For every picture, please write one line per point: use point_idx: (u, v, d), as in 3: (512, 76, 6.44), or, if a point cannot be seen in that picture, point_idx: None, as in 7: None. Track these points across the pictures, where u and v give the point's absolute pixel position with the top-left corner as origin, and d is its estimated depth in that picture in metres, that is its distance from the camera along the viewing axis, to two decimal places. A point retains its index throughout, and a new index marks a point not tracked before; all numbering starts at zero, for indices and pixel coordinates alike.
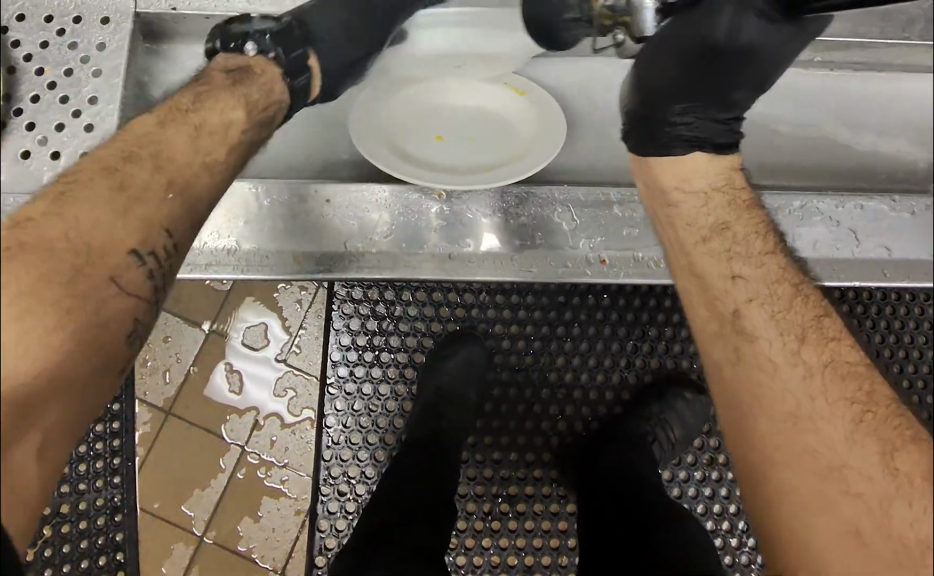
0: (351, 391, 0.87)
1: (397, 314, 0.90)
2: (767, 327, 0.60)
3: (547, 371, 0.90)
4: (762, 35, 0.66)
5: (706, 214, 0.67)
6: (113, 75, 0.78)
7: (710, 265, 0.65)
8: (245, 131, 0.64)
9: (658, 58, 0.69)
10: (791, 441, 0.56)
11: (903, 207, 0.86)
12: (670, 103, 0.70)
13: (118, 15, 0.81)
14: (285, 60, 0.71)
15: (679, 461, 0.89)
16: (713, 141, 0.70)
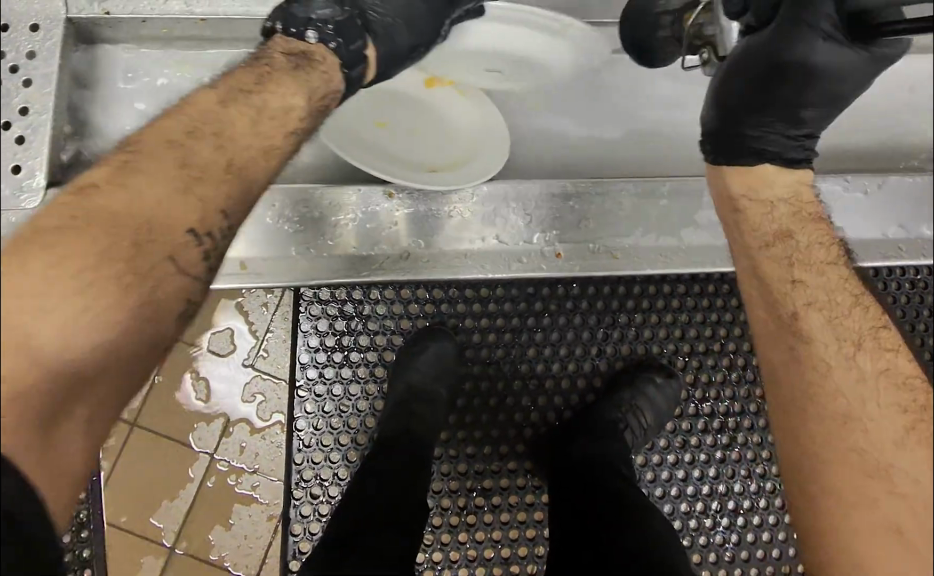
0: (321, 393, 0.84)
1: (366, 313, 0.86)
2: (824, 331, 0.57)
3: (519, 363, 0.88)
4: (839, 57, 0.57)
5: (770, 221, 0.62)
6: (45, 83, 0.72)
7: (773, 269, 0.60)
8: (305, 120, 0.58)
9: (724, 75, 0.61)
10: (833, 447, 0.54)
11: (857, 187, 0.84)
12: (743, 114, 0.62)
13: (49, 21, 0.73)
14: (346, 51, 0.62)
15: (652, 445, 0.89)
16: (780, 155, 0.62)
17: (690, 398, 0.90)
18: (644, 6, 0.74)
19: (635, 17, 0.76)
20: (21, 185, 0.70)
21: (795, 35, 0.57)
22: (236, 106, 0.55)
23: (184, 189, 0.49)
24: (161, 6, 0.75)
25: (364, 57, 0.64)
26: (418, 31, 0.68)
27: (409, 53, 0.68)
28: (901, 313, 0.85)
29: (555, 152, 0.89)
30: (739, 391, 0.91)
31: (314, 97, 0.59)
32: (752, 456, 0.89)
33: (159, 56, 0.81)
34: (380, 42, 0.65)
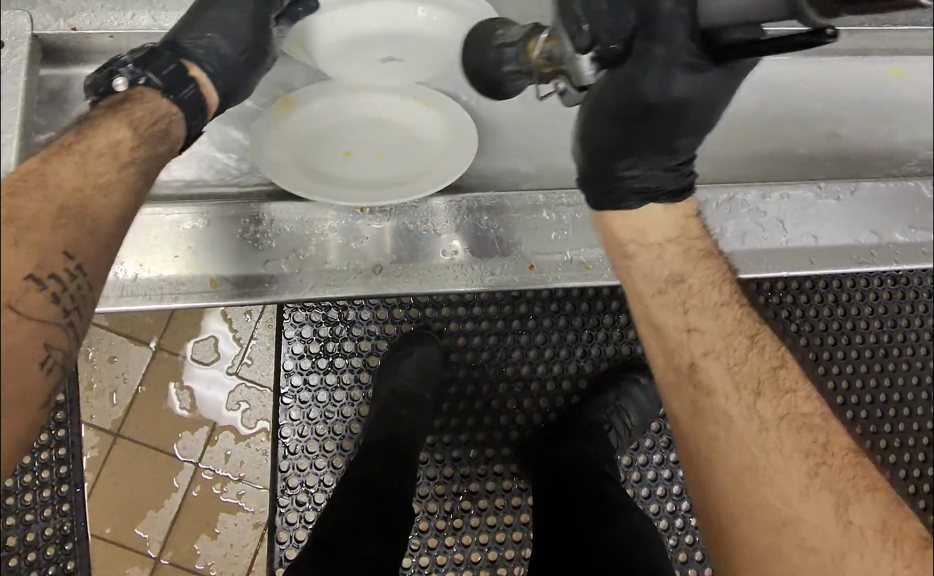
0: (306, 399, 0.84)
1: (351, 319, 0.86)
2: (723, 380, 0.55)
3: (504, 366, 0.88)
4: (694, 91, 0.52)
5: (662, 266, 0.60)
6: (11, 101, 0.69)
7: (667, 317, 0.58)
8: (141, 149, 0.54)
9: (586, 115, 0.57)
10: (747, 495, 0.52)
11: (829, 194, 0.84)
12: (615, 158, 0.59)
13: (13, 37, 0.70)
14: (160, 79, 0.59)
15: (637, 446, 0.89)
16: (661, 191, 0.60)
17: None
18: (488, 39, 0.63)
19: (475, 53, 0.64)
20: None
21: (648, 71, 0.52)
22: (58, 156, 0.49)
23: (13, 241, 0.43)
24: (131, 21, 0.72)
25: (191, 78, 0.61)
26: (243, 43, 0.66)
27: (244, 71, 0.67)
28: (882, 309, 0.86)
29: (542, 158, 0.87)
30: None
31: (140, 127, 0.55)
32: None
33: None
34: (204, 65, 0.63)
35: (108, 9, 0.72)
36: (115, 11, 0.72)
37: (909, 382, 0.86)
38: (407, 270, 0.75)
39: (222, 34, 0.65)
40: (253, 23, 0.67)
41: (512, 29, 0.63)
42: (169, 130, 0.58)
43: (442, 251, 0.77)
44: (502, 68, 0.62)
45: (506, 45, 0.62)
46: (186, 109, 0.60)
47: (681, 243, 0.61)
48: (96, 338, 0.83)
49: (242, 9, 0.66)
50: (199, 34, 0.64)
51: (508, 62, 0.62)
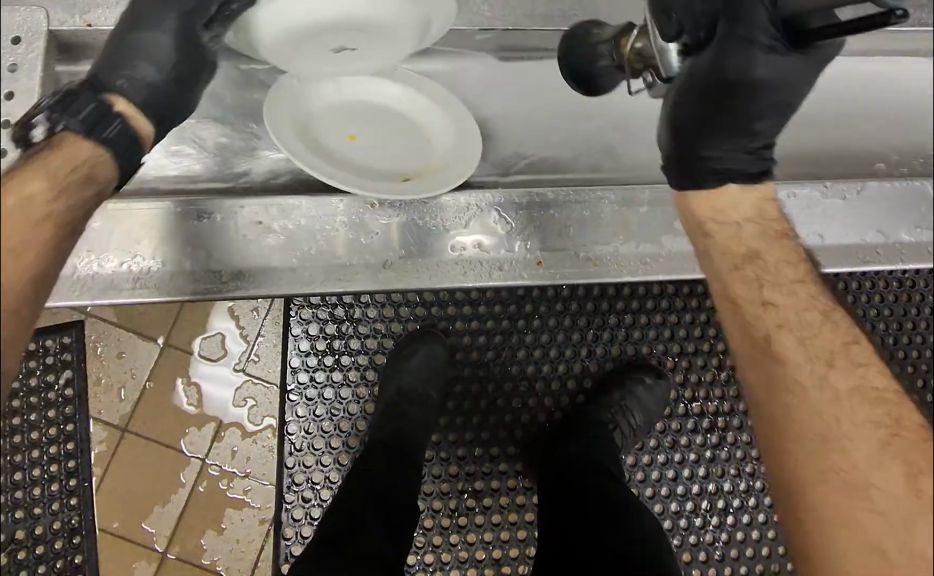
0: (313, 397, 0.84)
1: (357, 316, 0.87)
2: (797, 351, 0.55)
3: (509, 365, 0.88)
4: (778, 70, 0.55)
5: (740, 244, 0.60)
6: (28, 97, 0.66)
7: (743, 290, 0.59)
8: (57, 200, 0.49)
9: (674, 96, 0.58)
10: (818, 462, 0.51)
11: (834, 193, 0.84)
12: (699, 141, 0.59)
13: (30, 33, 0.68)
14: (80, 118, 0.55)
15: (642, 446, 0.89)
16: (742, 173, 0.61)
17: (679, 398, 0.91)
18: (582, 40, 0.68)
19: (571, 51, 0.69)
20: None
21: (737, 51, 0.55)
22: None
23: None
24: None
25: (115, 113, 0.57)
26: (174, 68, 0.61)
27: (176, 94, 0.62)
28: (886, 311, 0.88)
29: (560, 149, 0.83)
30: (729, 391, 0.92)
31: (56, 175, 0.50)
32: (741, 454, 0.90)
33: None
34: (134, 97, 0.59)
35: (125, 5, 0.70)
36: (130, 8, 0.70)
37: (915, 384, 0.87)
38: (414, 264, 0.75)
39: (148, 61, 0.60)
40: (180, 43, 0.62)
41: (607, 29, 0.67)
42: (87, 175, 0.53)
43: (449, 247, 0.77)
44: (597, 64, 0.67)
45: (601, 43, 0.67)
46: (117, 150, 0.56)
47: (759, 223, 0.61)
48: (105, 333, 0.84)
49: (165, 30, 0.61)
50: (126, 62, 0.60)
51: (601, 57, 0.66)
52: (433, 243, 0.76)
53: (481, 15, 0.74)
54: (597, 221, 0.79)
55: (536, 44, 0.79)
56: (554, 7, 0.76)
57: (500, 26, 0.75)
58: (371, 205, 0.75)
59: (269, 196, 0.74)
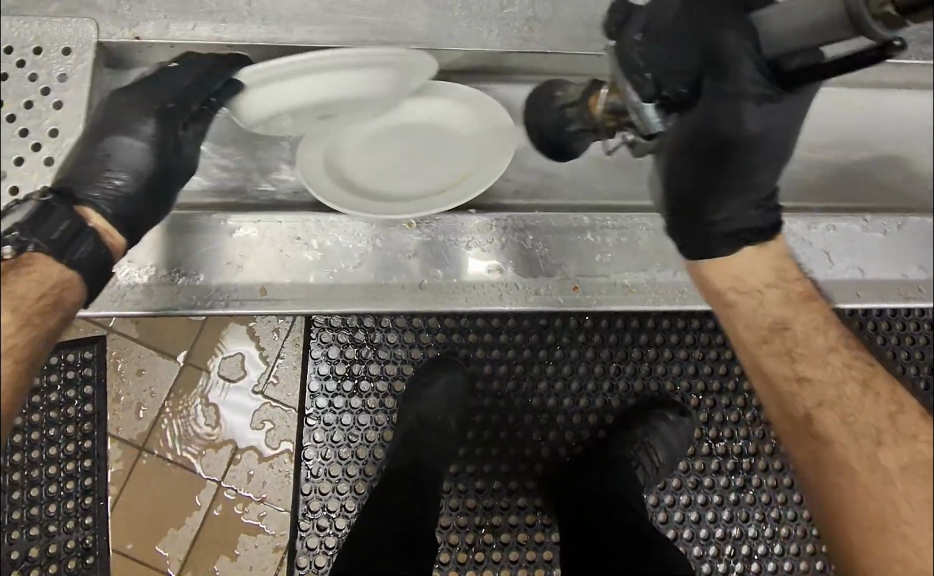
0: (330, 422, 0.83)
1: (377, 341, 0.85)
2: (840, 431, 0.52)
3: (530, 397, 0.87)
4: (767, 121, 0.52)
5: (763, 313, 0.58)
6: (76, 107, 0.66)
7: (772, 366, 0.57)
8: (15, 336, 0.50)
9: (670, 161, 0.55)
10: (879, 550, 0.48)
11: (874, 227, 0.83)
12: (706, 201, 0.57)
13: (79, 43, 0.67)
14: (48, 240, 0.54)
15: (664, 486, 0.87)
16: (753, 230, 0.59)
17: (703, 436, 0.89)
18: (545, 102, 0.66)
19: (535, 115, 0.67)
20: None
21: (724, 108, 0.51)
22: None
23: None
24: (190, 32, 0.68)
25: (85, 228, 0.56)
26: (148, 173, 0.62)
27: (151, 201, 0.62)
28: (917, 354, 0.86)
29: (592, 173, 0.79)
30: (754, 431, 0.89)
31: (20, 305, 0.50)
32: (767, 499, 0.88)
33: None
34: (103, 204, 0.59)
35: (170, 18, 0.69)
36: (176, 21, 0.69)
37: None
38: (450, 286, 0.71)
39: (119, 167, 0.61)
40: (154, 148, 0.62)
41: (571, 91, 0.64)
42: (53, 301, 0.53)
43: (486, 269, 0.73)
44: (566, 130, 0.64)
45: (567, 107, 0.63)
46: (85, 270, 0.56)
47: (781, 288, 0.59)
48: (126, 350, 0.83)
49: (140, 135, 0.61)
50: (98, 169, 0.60)
51: (570, 121, 0.63)
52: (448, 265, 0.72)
53: (519, 36, 0.72)
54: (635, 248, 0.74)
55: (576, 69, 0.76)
56: (597, 31, 0.73)
57: (537, 49, 0.72)
58: (409, 225, 0.72)
59: (300, 212, 0.71)
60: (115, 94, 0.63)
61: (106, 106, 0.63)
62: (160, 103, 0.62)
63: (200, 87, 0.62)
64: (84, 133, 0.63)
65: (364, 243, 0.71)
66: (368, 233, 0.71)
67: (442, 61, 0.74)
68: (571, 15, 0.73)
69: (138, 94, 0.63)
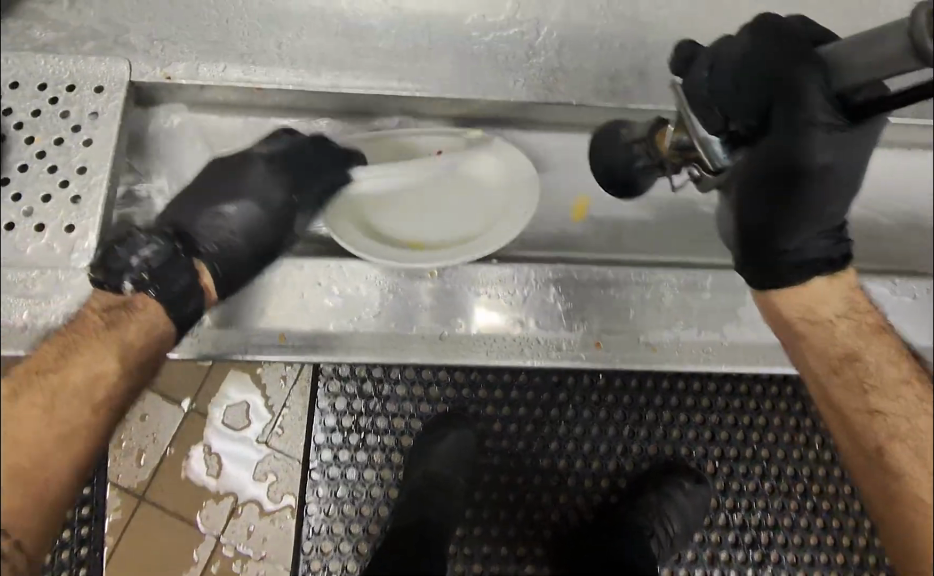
0: (336, 476, 0.80)
1: (385, 393, 0.83)
2: (915, 468, 0.51)
3: (540, 457, 0.83)
4: (839, 150, 0.49)
5: (837, 346, 0.56)
6: (106, 144, 0.66)
7: (844, 396, 0.55)
8: (116, 384, 0.56)
9: (741, 189, 0.52)
10: None
11: (905, 290, 0.80)
12: (780, 230, 0.52)
13: (113, 82, 0.68)
14: (167, 295, 0.58)
15: (679, 558, 0.83)
16: (823, 262, 0.54)
17: (721, 507, 0.83)
18: (612, 139, 0.64)
19: (604, 150, 0.65)
20: (73, 246, 0.63)
21: (798, 138, 0.49)
22: (27, 394, 0.52)
23: None
24: (221, 73, 0.69)
25: (199, 287, 0.61)
26: (260, 241, 0.65)
27: (254, 266, 0.65)
28: None
29: (612, 227, 0.78)
30: (773, 503, 0.83)
31: (125, 354, 0.56)
32: None
33: (242, 122, 0.74)
34: (215, 262, 0.62)
35: (202, 59, 0.70)
36: (208, 62, 0.69)
37: None
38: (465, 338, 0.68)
39: (238, 228, 0.64)
40: (272, 218, 0.65)
41: (636, 126, 0.63)
42: (155, 353, 0.58)
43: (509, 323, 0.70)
44: (632, 165, 0.62)
45: (633, 143, 0.62)
46: (182, 325, 0.60)
47: (854, 320, 0.56)
48: None
49: (265, 202, 0.65)
50: (218, 225, 0.63)
51: (637, 158, 0.61)
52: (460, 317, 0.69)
53: (546, 86, 0.73)
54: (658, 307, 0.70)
55: (600, 121, 0.76)
56: (621, 83, 0.74)
57: (563, 99, 0.73)
58: (430, 273, 0.70)
59: (319, 258, 0.69)
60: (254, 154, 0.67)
61: (242, 164, 0.66)
62: (293, 176, 0.66)
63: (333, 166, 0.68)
64: (208, 180, 0.65)
65: (371, 289, 0.69)
66: (379, 280, 0.69)
67: (468, 110, 0.74)
68: (595, 67, 0.74)
69: (277, 163, 0.66)
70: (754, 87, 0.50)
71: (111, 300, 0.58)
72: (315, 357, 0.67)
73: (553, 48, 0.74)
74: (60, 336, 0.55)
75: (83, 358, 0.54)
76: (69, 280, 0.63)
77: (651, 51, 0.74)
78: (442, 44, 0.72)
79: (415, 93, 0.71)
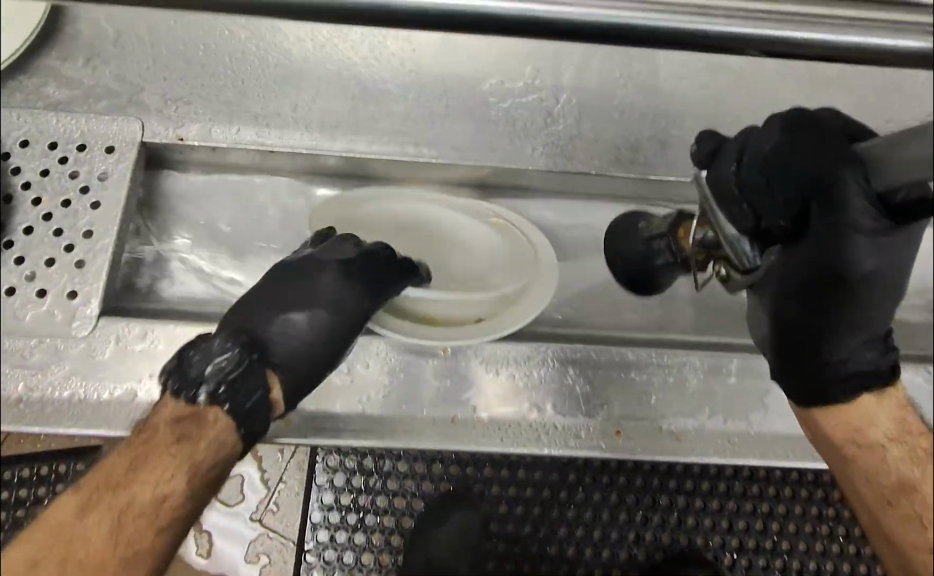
0: (331, 561, 0.70)
1: (385, 469, 0.74)
2: None
3: (547, 544, 0.72)
4: (878, 256, 0.43)
5: (889, 471, 0.49)
6: (114, 207, 0.64)
7: (898, 531, 0.49)
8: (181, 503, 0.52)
9: (777, 293, 0.46)
10: None
11: None
12: (819, 341, 0.46)
13: (124, 143, 0.66)
14: (240, 410, 0.54)
15: None
16: (866, 371, 0.48)
17: None
18: (630, 232, 0.62)
19: (621, 244, 0.63)
20: (75, 313, 0.61)
21: (836, 246, 0.42)
22: (94, 512, 0.50)
23: None
24: (234, 135, 0.68)
25: (270, 403, 0.56)
26: (334, 345, 0.60)
27: (323, 370, 0.59)
28: None
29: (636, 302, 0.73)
30: None
31: (196, 473, 0.52)
32: None
33: (253, 184, 0.71)
34: (284, 369, 0.57)
35: (215, 121, 0.68)
36: (221, 124, 0.68)
37: None
38: (478, 421, 0.63)
39: (311, 332, 0.59)
40: (345, 321, 0.60)
41: (655, 219, 0.61)
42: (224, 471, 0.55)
43: (529, 407, 0.64)
44: (653, 262, 0.59)
45: (652, 238, 0.59)
46: (249, 443, 0.56)
47: (908, 441, 0.49)
48: None
49: (339, 306, 0.60)
50: (290, 329, 0.58)
51: (657, 253, 0.58)
52: (473, 399, 0.64)
53: (565, 154, 0.71)
54: (681, 392, 0.65)
55: (621, 191, 0.74)
56: (641, 153, 0.72)
57: (582, 168, 0.71)
58: (443, 350, 0.65)
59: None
60: (328, 251, 0.62)
61: (316, 264, 0.61)
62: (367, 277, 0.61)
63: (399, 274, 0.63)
64: (279, 283, 0.60)
65: (380, 366, 0.64)
66: (388, 355, 0.64)
67: (485, 178, 0.72)
68: (615, 137, 0.72)
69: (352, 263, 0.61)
70: (788, 186, 0.42)
71: (185, 410, 0.53)
72: (321, 440, 0.61)
73: (572, 117, 0.73)
74: (131, 446, 0.52)
75: (152, 475, 0.51)
76: (68, 349, 0.60)
77: (672, 121, 0.73)
78: (459, 110, 0.71)
79: (432, 160, 0.69)
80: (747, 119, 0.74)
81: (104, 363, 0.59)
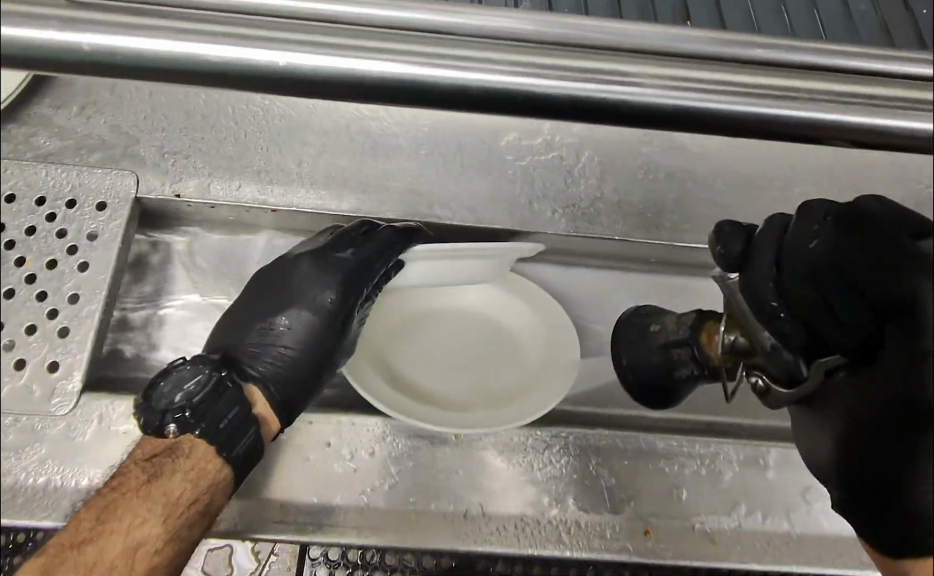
0: None
1: None
2: None
3: None
4: None
5: None
6: (102, 269, 0.60)
7: None
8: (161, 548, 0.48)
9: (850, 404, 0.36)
10: None
11: None
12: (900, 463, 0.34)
13: (115, 200, 0.63)
14: (217, 431, 0.52)
15: None
16: None
17: None
18: (637, 331, 0.52)
19: (632, 340, 0.52)
20: (54, 388, 0.56)
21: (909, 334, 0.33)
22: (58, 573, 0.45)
23: None
24: (234, 191, 0.64)
25: (252, 420, 0.54)
26: (316, 350, 0.60)
27: (317, 376, 0.60)
28: None
29: None
30: None
31: (173, 512, 0.49)
32: None
33: (254, 246, 0.67)
34: (267, 382, 0.58)
35: (215, 176, 0.65)
36: (220, 179, 0.65)
37: None
38: (495, 519, 0.56)
39: (292, 339, 0.61)
40: (327, 324, 0.61)
41: (665, 319, 0.51)
42: (209, 506, 0.50)
43: (551, 501, 0.57)
44: (672, 372, 0.49)
45: (668, 344, 0.49)
46: (239, 469, 0.52)
47: None
48: None
49: (316, 307, 0.61)
50: (269, 338, 0.61)
51: (674, 362, 0.49)
52: (487, 494, 0.57)
53: (585, 218, 0.68)
54: (716, 485, 0.59)
55: (646, 259, 0.69)
56: (665, 217, 0.68)
57: (603, 232, 0.67)
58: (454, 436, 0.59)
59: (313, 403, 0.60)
60: (297, 255, 0.63)
61: (285, 268, 0.62)
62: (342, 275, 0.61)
63: (380, 254, 0.60)
64: (252, 298, 0.62)
65: (384, 454, 0.58)
66: (393, 440, 0.58)
67: None
68: (638, 199, 0.69)
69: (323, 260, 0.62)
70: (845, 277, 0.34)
71: (156, 445, 0.51)
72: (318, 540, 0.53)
73: (592, 179, 0.69)
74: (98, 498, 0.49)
75: (122, 523, 0.48)
76: (45, 432, 0.54)
77: (697, 182, 0.70)
78: (474, 169, 0.68)
79: (444, 220, 0.65)
80: (774, 185, 0.71)
81: (80, 448, 0.54)
